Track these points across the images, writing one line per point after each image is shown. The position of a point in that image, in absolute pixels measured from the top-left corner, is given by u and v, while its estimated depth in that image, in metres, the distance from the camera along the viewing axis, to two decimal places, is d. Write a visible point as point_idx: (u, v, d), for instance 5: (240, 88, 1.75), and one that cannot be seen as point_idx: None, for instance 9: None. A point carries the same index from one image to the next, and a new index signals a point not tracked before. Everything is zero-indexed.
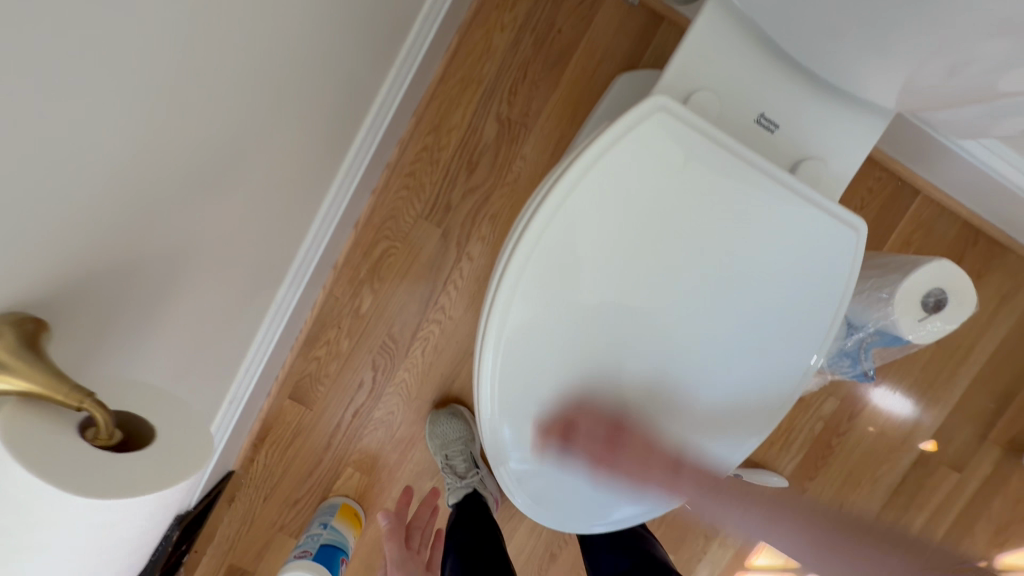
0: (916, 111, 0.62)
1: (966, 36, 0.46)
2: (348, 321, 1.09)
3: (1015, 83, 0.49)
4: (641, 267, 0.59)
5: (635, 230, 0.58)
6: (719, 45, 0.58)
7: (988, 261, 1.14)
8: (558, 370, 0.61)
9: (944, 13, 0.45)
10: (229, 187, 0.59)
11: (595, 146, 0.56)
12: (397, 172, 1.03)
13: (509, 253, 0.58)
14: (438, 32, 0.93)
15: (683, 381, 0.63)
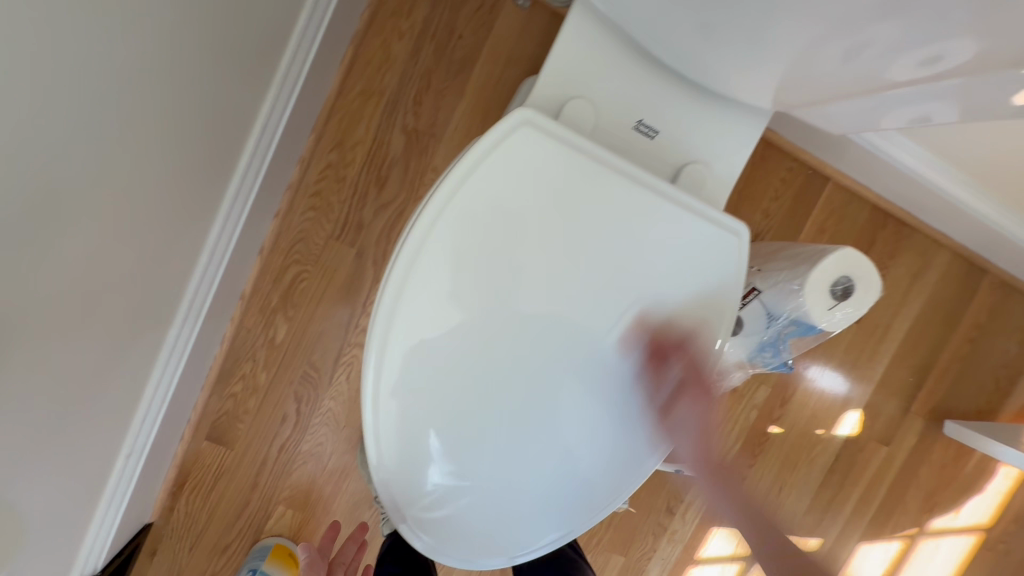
0: (797, 108, 0.61)
1: (820, 32, 0.45)
2: (263, 352, 1.03)
3: (903, 71, 0.47)
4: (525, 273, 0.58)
5: (515, 237, 0.57)
6: (591, 54, 0.57)
7: (898, 242, 1.18)
8: (452, 385, 0.60)
9: (796, 10, 0.44)
10: (70, 227, 0.53)
11: (466, 158, 0.56)
12: (301, 193, 0.97)
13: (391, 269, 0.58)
14: (328, 43, 0.88)
15: (581, 397, 0.62)
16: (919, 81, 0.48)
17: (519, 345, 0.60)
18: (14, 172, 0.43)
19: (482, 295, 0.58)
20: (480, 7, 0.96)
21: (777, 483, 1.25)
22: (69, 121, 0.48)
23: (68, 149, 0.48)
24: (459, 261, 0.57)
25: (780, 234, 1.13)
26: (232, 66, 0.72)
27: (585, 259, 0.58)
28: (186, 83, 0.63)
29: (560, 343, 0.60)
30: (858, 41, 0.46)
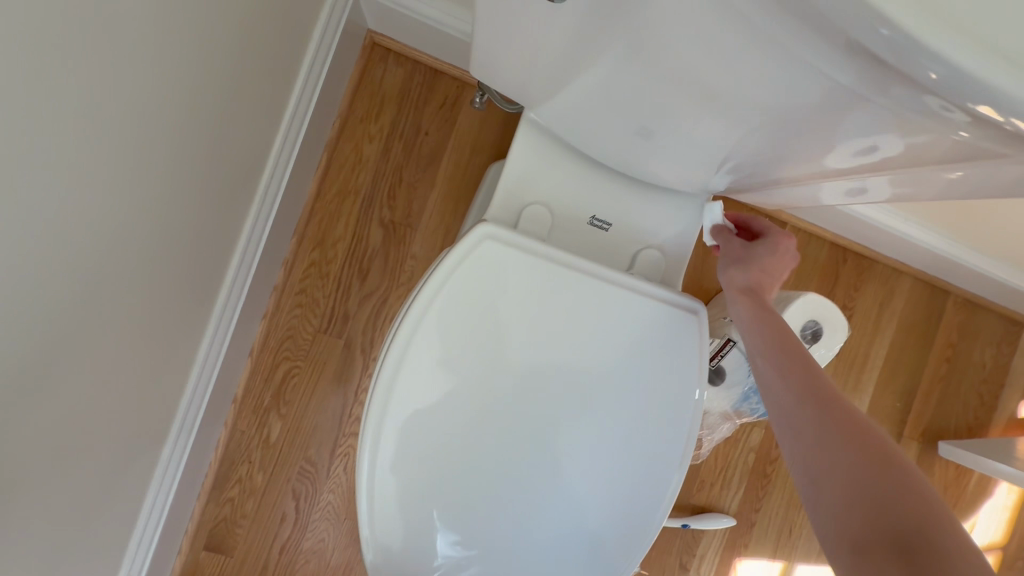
0: (759, 184, 0.63)
1: (743, 138, 0.51)
2: (259, 452, 1.03)
3: (838, 160, 0.49)
4: (506, 361, 0.61)
5: (493, 330, 0.61)
6: (543, 164, 0.63)
7: (861, 274, 1.24)
8: (447, 474, 0.62)
9: (718, 122, 0.49)
10: (64, 371, 0.55)
11: (440, 261, 0.60)
12: (287, 292, 1.01)
13: (379, 370, 0.60)
14: (306, 154, 0.94)
15: (569, 480, 0.64)
16: (838, 174, 0.53)
17: (508, 429, 0.62)
18: (9, 333, 0.46)
19: (467, 385, 0.61)
20: (443, 106, 1.04)
21: (786, 524, 1.24)
22: (62, 278, 0.51)
23: (60, 302, 0.51)
24: (443, 356, 0.60)
25: None
26: (220, 194, 0.76)
27: (560, 342, 0.62)
28: (174, 217, 0.66)
29: (545, 421, 0.63)
30: (791, 135, 0.48)
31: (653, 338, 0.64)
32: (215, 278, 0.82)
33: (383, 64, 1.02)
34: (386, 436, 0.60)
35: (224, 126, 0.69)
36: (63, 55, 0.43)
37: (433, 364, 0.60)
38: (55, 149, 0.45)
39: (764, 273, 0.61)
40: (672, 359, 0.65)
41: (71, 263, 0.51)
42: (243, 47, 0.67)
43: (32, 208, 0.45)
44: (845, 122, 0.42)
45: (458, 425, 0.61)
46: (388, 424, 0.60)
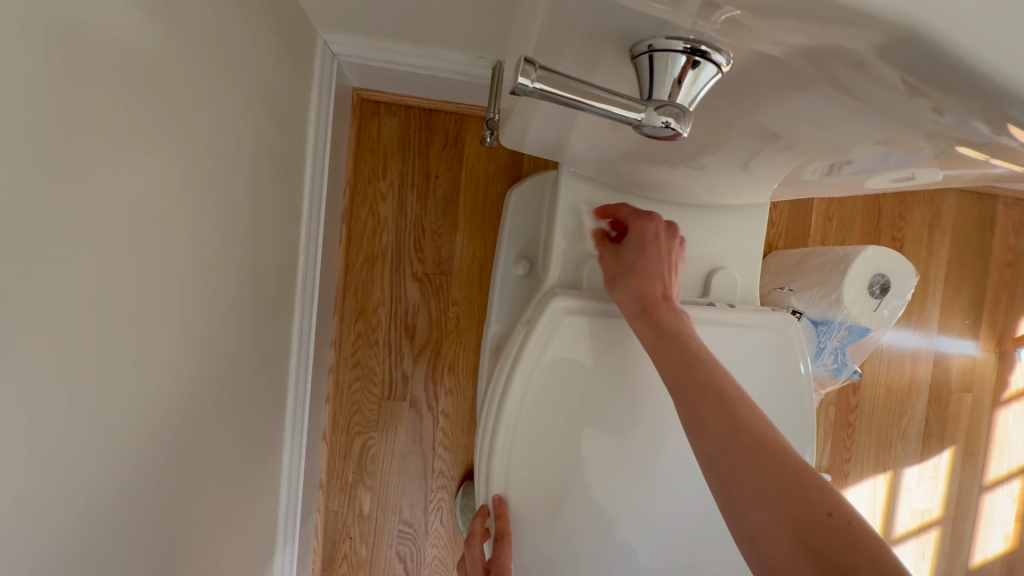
0: (808, 187, 0.63)
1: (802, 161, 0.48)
2: (357, 526, 1.04)
3: (894, 176, 0.50)
4: (625, 387, 0.55)
5: (604, 353, 0.55)
6: (587, 213, 0.60)
7: (904, 200, 1.19)
8: (574, 519, 0.55)
9: (777, 154, 0.46)
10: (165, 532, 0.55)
11: (522, 335, 0.54)
12: (343, 369, 1.01)
13: (493, 410, 0.54)
14: (328, 232, 0.91)
15: (698, 531, 0.58)
16: (912, 180, 0.52)
17: (633, 460, 0.56)
18: (105, 523, 0.46)
19: (587, 420, 0.55)
20: (445, 145, 1.00)
21: (880, 465, 1.23)
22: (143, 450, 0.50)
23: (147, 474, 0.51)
24: (560, 390, 0.54)
25: (791, 238, 1.14)
26: (266, 306, 0.73)
27: None
28: (231, 346, 0.65)
29: (674, 443, 0.57)
30: (843, 164, 0.48)
31: (767, 340, 0.58)
32: (279, 385, 0.80)
33: (377, 118, 0.98)
34: (507, 481, 0.53)
35: (252, 243, 0.67)
36: (97, 252, 0.42)
37: (551, 399, 0.54)
38: (109, 355, 0.44)
39: (649, 279, 0.53)
40: (789, 363, 0.58)
41: (149, 434, 0.51)
42: (250, 161, 0.64)
43: (104, 405, 0.44)
44: (919, 150, 0.39)
45: (581, 505, 0.55)
46: (509, 465, 0.53)
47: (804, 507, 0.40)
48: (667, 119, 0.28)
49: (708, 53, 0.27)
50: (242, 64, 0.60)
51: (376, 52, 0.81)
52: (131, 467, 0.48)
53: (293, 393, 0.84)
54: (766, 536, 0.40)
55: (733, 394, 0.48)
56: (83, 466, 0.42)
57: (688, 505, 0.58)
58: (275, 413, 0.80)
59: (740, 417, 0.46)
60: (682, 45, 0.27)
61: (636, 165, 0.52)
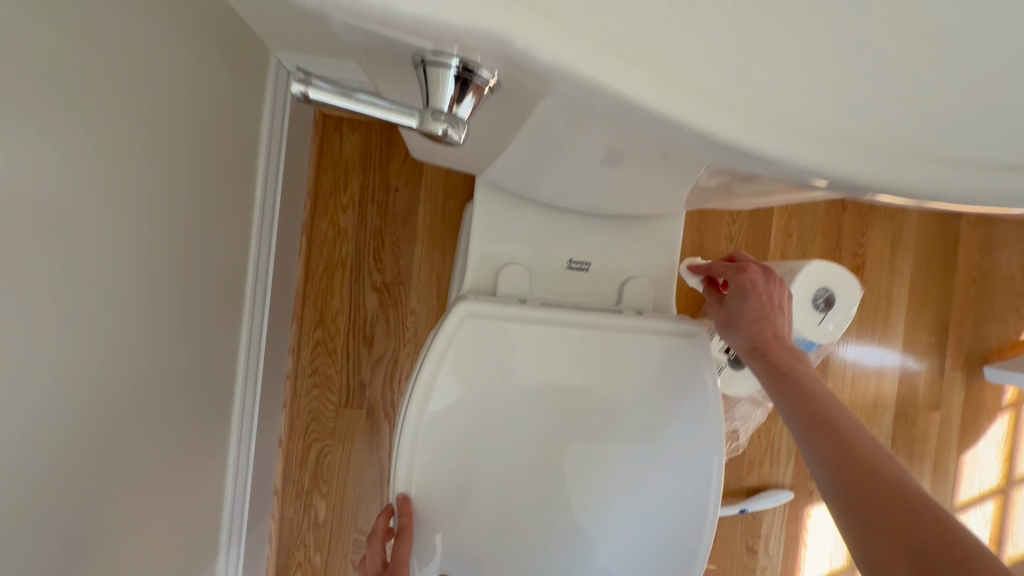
0: (724, 198, 0.64)
1: (691, 175, 0.50)
2: (311, 534, 1.05)
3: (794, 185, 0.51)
4: (529, 390, 0.57)
5: (507, 357, 0.56)
6: (504, 222, 0.62)
7: (865, 219, 1.20)
8: (478, 515, 0.56)
9: (662, 168, 0.49)
10: (95, 527, 0.57)
11: (428, 338, 0.56)
12: (301, 376, 1.03)
13: (403, 410, 0.55)
14: (287, 243, 0.95)
15: (606, 534, 0.59)
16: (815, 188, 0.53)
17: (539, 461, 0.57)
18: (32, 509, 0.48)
19: (497, 422, 0.56)
20: (405, 161, 1.04)
21: None
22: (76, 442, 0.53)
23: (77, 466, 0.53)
24: (470, 391, 0.55)
25: (750, 253, 1.16)
26: (213, 310, 0.76)
27: (578, 358, 0.57)
28: (174, 348, 0.68)
29: (579, 447, 0.58)
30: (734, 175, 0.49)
31: (675, 350, 0.59)
32: (227, 389, 0.82)
33: (339, 134, 1.02)
34: (411, 478, 0.55)
35: (199, 250, 0.70)
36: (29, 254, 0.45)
37: (461, 400, 0.55)
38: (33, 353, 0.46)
39: (759, 320, 0.60)
40: (697, 371, 0.59)
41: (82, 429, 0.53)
42: (196, 172, 0.68)
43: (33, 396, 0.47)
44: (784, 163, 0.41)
45: (485, 503, 0.56)
46: (414, 461, 0.55)
47: (904, 508, 0.44)
48: (441, 128, 0.31)
49: (475, 72, 0.28)
50: (189, 84, 0.63)
51: None
52: (53, 466, 0.50)
53: (243, 397, 0.86)
54: (875, 528, 0.44)
55: (845, 418, 0.52)
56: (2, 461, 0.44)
57: (594, 507, 0.59)
58: (223, 416, 0.82)
59: (844, 430, 0.50)
60: (449, 63, 0.28)
61: (541, 178, 0.55)
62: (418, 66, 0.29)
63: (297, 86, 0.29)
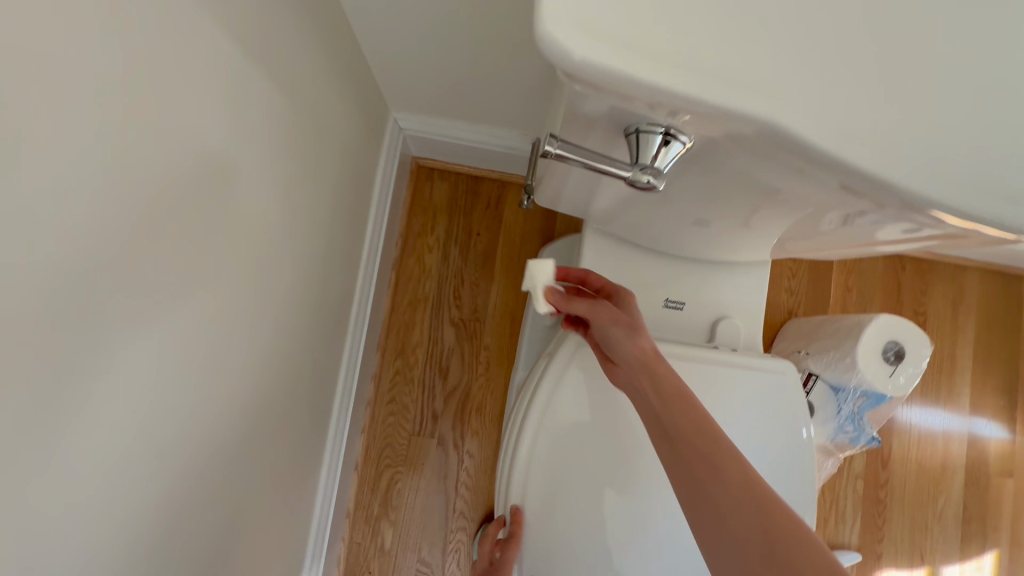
0: (805, 248, 0.69)
1: (793, 222, 0.56)
2: (376, 561, 1.07)
3: (877, 236, 0.56)
4: (626, 417, 0.64)
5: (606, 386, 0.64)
6: (608, 261, 0.69)
7: (924, 278, 1.23)
8: (578, 524, 0.64)
9: (768, 216, 0.55)
10: (228, 520, 0.62)
11: (540, 367, 0.65)
12: (380, 403, 1.09)
13: (517, 437, 0.64)
14: (380, 277, 1.03)
15: (694, 551, 0.65)
16: (893, 238, 0.58)
17: (635, 480, 0.64)
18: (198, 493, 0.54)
19: (598, 441, 0.64)
20: (488, 209, 1.14)
21: (916, 551, 1.17)
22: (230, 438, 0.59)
23: (228, 460, 0.59)
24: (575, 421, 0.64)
25: (811, 306, 1.19)
26: (326, 332, 0.84)
27: None
28: (299, 363, 0.75)
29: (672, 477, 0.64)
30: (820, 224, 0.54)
31: (766, 389, 0.63)
32: (325, 407, 0.88)
33: (430, 182, 1.13)
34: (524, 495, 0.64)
35: (324, 276, 0.79)
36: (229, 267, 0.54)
37: (567, 419, 0.64)
38: (230, 349, 0.54)
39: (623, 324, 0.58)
40: (786, 409, 0.63)
41: (236, 426, 0.60)
42: (331, 207, 0.77)
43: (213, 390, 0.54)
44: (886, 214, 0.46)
45: (585, 515, 0.64)
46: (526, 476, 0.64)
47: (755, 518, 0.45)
48: (647, 178, 0.39)
49: (676, 135, 0.37)
50: (337, 134, 0.74)
51: (435, 128, 0.97)
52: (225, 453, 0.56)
53: (334, 417, 0.92)
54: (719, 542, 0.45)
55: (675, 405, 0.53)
56: (194, 445, 0.50)
57: (683, 527, 0.64)
58: (318, 433, 0.87)
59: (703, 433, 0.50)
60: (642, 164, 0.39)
61: (648, 223, 0.61)
62: (632, 133, 0.38)
63: (544, 144, 0.40)
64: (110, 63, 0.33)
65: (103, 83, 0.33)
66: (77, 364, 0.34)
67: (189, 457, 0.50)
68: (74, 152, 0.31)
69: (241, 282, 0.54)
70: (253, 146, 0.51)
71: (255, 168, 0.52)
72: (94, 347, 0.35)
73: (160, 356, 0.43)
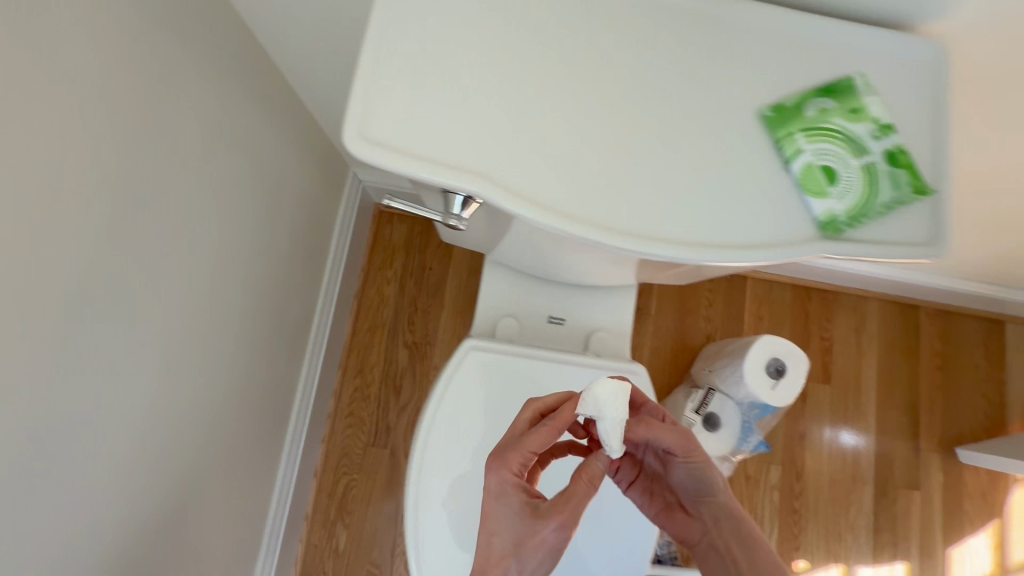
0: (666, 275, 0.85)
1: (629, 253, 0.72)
2: (331, 562, 1.19)
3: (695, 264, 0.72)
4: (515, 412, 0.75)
5: (498, 386, 0.75)
6: (502, 284, 0.82)
7: (828, 307, 1.38)
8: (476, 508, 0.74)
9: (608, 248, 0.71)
10: (193, 498, 0.76)
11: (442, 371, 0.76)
12: (340, 416, 1.23)
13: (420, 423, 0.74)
14: (341, 304, 1.20)
15: None
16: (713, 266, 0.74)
17: None
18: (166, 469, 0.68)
19: (491, 434, 0.75)
20: (439, 246, 1.32)
21: (830, 558, 1.27)
22: (198, 428, 0.74)
23: (195, 445, 0.74)
24: (470, 409, 0.75)
25: (726, 331, 1.34)
26: (286, 349, 1.00)
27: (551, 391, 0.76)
28: (260, 372, 0.90)
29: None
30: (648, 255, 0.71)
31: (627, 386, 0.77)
32: (283, 415, 1.03)
33: (389, 224, 1.32)
34: (422, 472, 0.73)
35: (285, 301, 0.96)
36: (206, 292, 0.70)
37: (465, 415, 0.75)
38: (194, 352, 0.71)
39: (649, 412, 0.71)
40: None
41: (203, 418, 0.75)
42: (291, 244, 0.95)
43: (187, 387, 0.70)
44: None
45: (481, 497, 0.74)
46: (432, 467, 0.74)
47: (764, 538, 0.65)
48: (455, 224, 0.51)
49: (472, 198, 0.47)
50: (296, 187, 0.93)
51: (388, 180, 1.17)
52: (191, 435, 0.72)
53: (294, 424, 1.07)
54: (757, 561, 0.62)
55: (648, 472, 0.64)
56: (160, 424, 0.66)
57: None
58: (278, 437, 1.02)
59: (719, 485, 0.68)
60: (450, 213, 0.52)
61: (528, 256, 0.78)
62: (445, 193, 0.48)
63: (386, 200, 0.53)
64: (104, 153, 0.51)
65: (100, 166, 0.51)
66: (75, 349, 0.51)
67: (157, 435, 0.65)
68: (74, 209, 0.49)
69: (206, 301, 0.71)
70: (219, 202, 0.70)
71: (218, 216, 0.70)
72: (89, 338, 0.52)
73: (138, 350, 0.59)
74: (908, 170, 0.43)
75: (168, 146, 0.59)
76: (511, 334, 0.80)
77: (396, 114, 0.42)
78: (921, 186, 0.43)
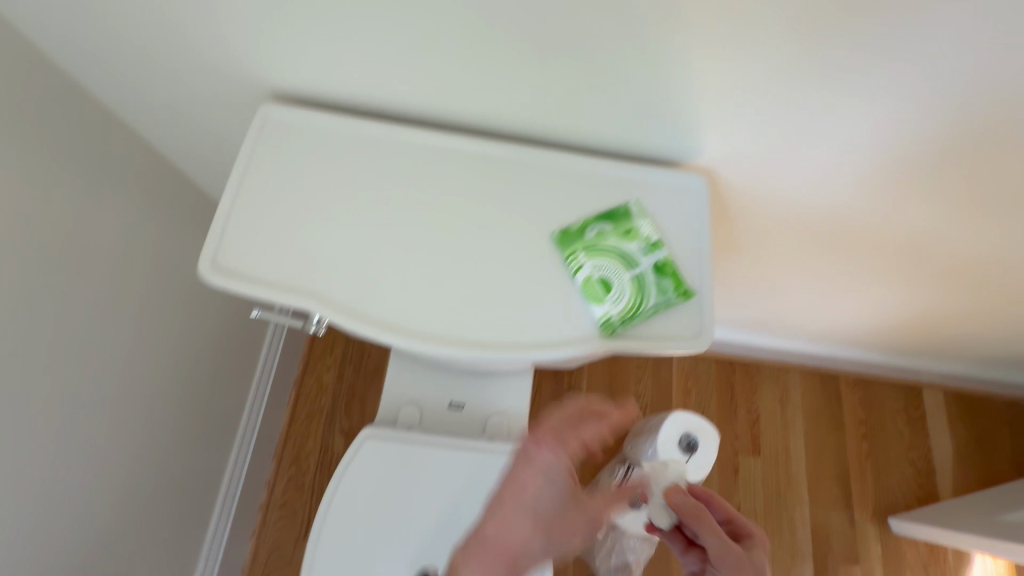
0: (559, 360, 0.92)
1: None
2: None
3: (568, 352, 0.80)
4: (409, 498, 0.79)
5: (393, 474, 0.80)
6: (405, 374, 0.89)
7: (753, 379, 1.45)
8: None
9: None
10: None
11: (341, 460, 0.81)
12: (271, 507, 1.24)
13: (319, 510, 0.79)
14: (277, 393, 1.25)
15: None
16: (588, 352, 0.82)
17: (418, 554, 0.78)
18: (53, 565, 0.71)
19: (385, 521, 0.78)
20: None
21: None
22: (92, 523, 0.77)
23: (89, 540, 0.77)
24: (365, 497, 0.79)
25: (655, 407, 1.40)
26: (207, 439, 1.04)
27: (445, 477, 0.80)
28: (172, 465, 0.94)
29: (439, 541, 0.78)
30: None
31: (517, 470, 0.82)
32: (202, 508, 1.04)
33: None
34: (314, 560, 0.77)
35: (208, 393, 1.01)
36: (105, 388, 0.77)
37: (360, 503, 0.79)
38: (91, 446, 0.75)
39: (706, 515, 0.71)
40: None
41: (100, 512, 0.78)
42: (213, 338, 1.02)
43: (80, 481, 0.74)
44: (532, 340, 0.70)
45: None
46: (327, 555, 0.77)
47: None
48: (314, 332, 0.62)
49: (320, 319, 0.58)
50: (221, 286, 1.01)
51: None
52: (75, 532, 0.74)
53: (215, 517, 1.08)
54: None
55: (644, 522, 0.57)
56: (49, 520, 0.69)
57: None
58: (195, 530, 1.03)
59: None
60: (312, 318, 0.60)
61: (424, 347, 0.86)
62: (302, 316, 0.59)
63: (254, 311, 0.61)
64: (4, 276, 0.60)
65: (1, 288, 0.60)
66: None
67: (46, 530, 0.69)
68: None
69: (102, 397, 0.77)
70: (118, 304, 0.78)
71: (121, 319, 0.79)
72: None
73: (22, 447, 0.64)
74: (668, 280, 0.59)
75: (65, 261, 0.68)
76: (412, 421, 0.86)
77: (239, 250, 0.58)
78: (683, 291, 0.60)
